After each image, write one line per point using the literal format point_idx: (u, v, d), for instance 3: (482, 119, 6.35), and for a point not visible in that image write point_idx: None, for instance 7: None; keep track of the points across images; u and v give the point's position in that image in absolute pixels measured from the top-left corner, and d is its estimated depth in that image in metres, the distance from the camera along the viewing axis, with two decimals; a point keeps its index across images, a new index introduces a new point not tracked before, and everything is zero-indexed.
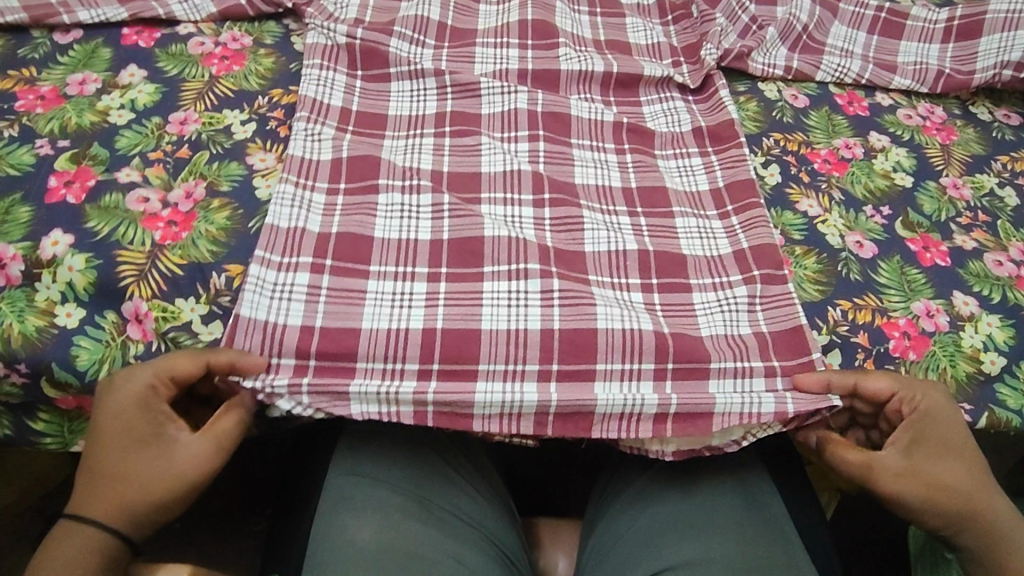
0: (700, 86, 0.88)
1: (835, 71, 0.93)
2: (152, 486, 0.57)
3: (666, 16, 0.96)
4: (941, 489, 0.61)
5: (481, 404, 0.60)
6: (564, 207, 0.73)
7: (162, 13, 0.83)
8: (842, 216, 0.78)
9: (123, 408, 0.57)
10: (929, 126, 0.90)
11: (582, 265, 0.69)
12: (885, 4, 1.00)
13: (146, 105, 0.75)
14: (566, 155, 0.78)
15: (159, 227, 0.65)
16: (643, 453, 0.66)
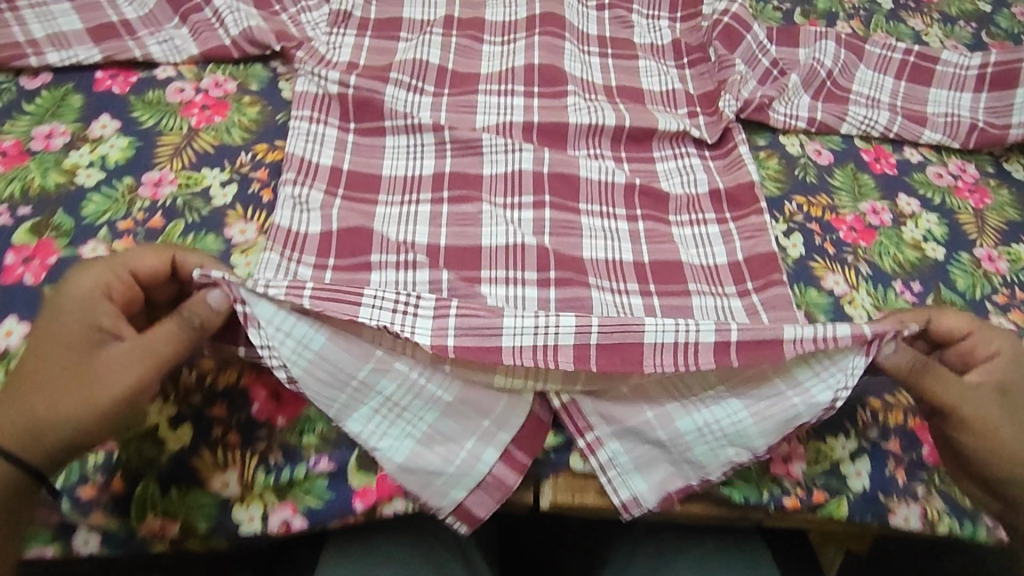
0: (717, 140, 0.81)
1: (861, 124, 0.87)
2: (78, 385, 0.49)
3: (682, 59, 0.89)
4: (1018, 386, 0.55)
5: (512, 334, 0.52)
6: (572, 287, 0.66)
7: (138, 56, 0.76)
8: (869, 294, 0.72)
9: (62, 311, 0.51)
10: (962, 186, 0.84)
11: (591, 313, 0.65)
12: (914, 47, 0.94)
13: (118, 163, 0.69)
14: (573, 225, 0.72)
15: None
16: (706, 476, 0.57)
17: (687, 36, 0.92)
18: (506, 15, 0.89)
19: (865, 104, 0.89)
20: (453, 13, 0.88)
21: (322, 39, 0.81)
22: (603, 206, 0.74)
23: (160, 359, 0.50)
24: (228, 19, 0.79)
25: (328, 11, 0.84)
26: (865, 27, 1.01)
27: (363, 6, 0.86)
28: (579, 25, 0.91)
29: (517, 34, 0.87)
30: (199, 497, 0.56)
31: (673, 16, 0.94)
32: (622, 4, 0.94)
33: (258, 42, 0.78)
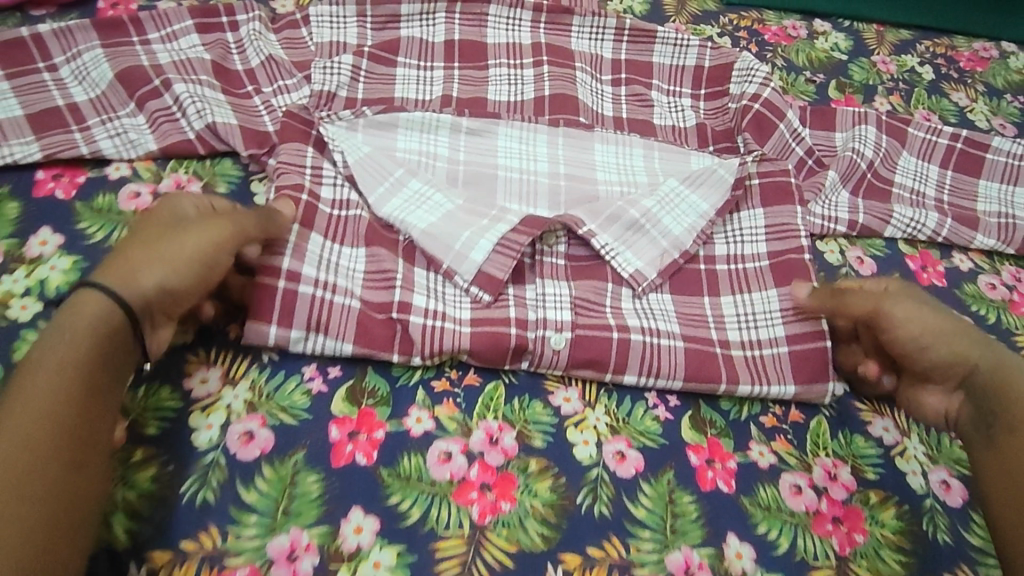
0: (784, 273, 0.70)
1: (907, 226, 0.78)
2: (147, 260, 0.52)
3: (707, 145, 0.81)
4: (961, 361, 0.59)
5: (534, 308, 0.64)
6: (594, 354, 0.61)
7: (86, 151, 0.66)
8: (922, 440, 0.64)
9: (155, 218, 0.56)
10: (1018, 299, 0.76)
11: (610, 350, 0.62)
12: (960, 132, 0.86)
13: (60, 289, 0.59)
14: (601, 357, 0.62)
15: None
16: (659, 347, 0.63)
17: (711, 120, 0.84)
18: (511, 94, 0.81)
19: (911, 200, 0.81)
20: (452, 92, 0.79)
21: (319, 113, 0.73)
22: (647, 356, 0.62)
23: (217, 243, 0.54)
24: (188, 106, 0.69)
25: (309, 93, 0.75)
26: (906, 103, 0.93)
27: (349, 84, 0.76)
28: (592, 105, 0.82)
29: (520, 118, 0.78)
30: None
31: (695, 96, 0.86)
32: (639, 79, 0.86)
33: (223, 141, 0.69)
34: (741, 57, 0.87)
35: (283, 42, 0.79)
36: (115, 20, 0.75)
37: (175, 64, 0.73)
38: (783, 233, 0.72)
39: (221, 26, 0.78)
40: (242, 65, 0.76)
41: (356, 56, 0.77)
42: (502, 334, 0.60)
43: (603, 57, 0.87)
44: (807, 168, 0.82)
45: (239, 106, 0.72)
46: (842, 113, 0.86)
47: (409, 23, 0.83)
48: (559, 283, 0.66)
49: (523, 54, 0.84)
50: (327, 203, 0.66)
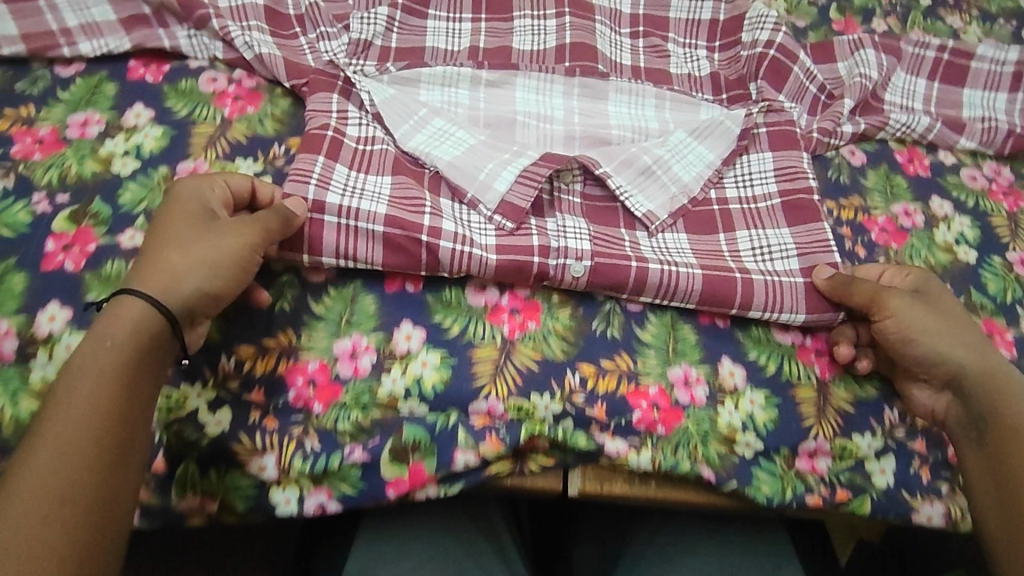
0: (795, 210, 0.71)
1: (899, 130, 0.84)
2: (179, 258, 0.54)
3: (721, 95, 0.80)
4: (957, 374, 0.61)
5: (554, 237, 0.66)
6: (614, 270, 0.64)
7: (168, 47, 0.76)
8: None
9: (179, 208, 0.58)
10: (996, 189, 0.83)
11: (627, 273, 0.64)
12: (947, 44, 0.91)
13: (153, 152, 0.69)
14: (620, 273, 0.64)
15: None
16: (677, 267, 0.64)
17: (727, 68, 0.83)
18: (534, 44, 0.80)
19: (901, 110, 0.87)
20: (479, 43, 0.80)
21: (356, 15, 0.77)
22: (664, 279, 0.64)
23: (245, 243, 0.56)
24: (237, 37, 0.74)
25: (348, 41, 0.77)
26: (902, 24, 0.99)
27: (384, 34, 0.77)
28: (611, 55, 0.82)
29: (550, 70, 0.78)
30: (238, 480, 0.57)
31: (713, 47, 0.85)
32: (656, 32, 0.85)
33: (270, 72, 0.74)
34: (753, 5, 0.84)
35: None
36: None
37: (230, 8, 0.76)
38: (793, 173, 0.73)
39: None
40: (294, 10, 0.78)
41: (391, 6, 0.78)
42: (525, 263, 0.63)
43: (622, 11, 0.85)
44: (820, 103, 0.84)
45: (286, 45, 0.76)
46: (839, 46, 0.89)
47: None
48: (577, 219, 0.68)
49: (547, 5, 0.82)
50: (352, 139, 0.68)
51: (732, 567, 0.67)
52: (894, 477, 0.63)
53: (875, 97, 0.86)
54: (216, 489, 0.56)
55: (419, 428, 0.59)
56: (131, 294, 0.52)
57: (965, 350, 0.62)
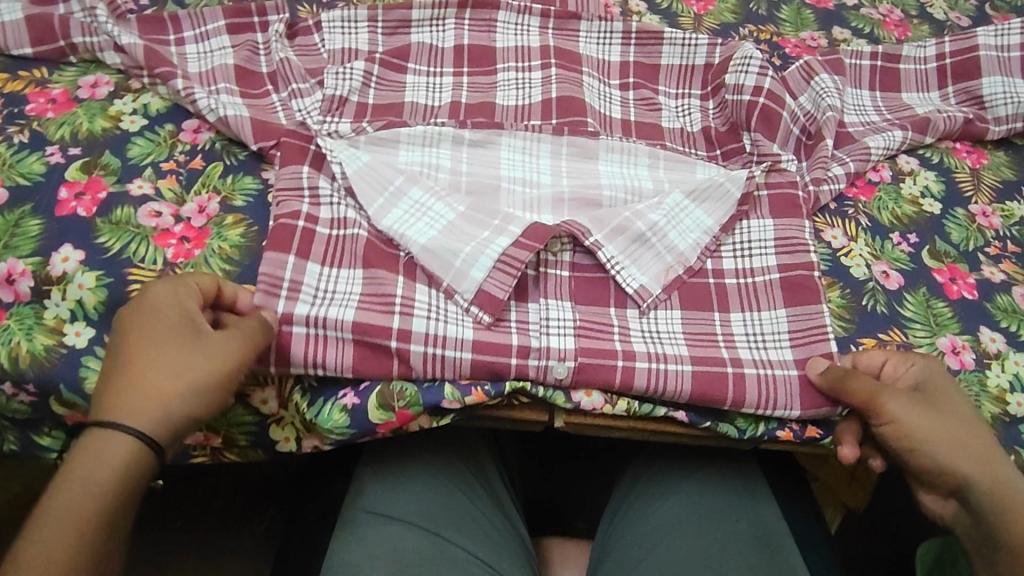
0: (791, 292, 0.68)
1: (884, 148, 0.83)
2: (155, 380, 0.52)
3: (715, 150, 0.81)
4: (969, 468, 0.59)
5: (538, 337, 0.63)
6: (599, 375, 0.62)
7: (172, 43, 0.78)
8: (867, 244, 0.76)
9: (156, 317, 0.54)
10: (959, 148, 0.87)
11: (612, 374, 0.62)
12: (878, 50, 0.92)
13: (159, 111, 0.73)
14: (603, 377, 0.62)
15: (171, 245, 0.64)
16: (664, 377, 0.62)
17: (716, 117, 0.83)
18: (519, 98, 0.80)
19: (868, 130, 0.85)
20: (461, 98, 0.80)
21: (341, 36, 0.81)
22: (651, 383, 0.62)
23: (224, 373, 0.54)
24: (201, 101, 0.71)
25: (321, 97, 0.76)
26: None
27: (361, 90, 0.77)
28: (600, 109, 0.81)
29: (531, 122, 0.78)
30: (239, 416, 0.61)
31: (703, 95, 0.84)
32: (646, 84, 0.85)
33: (236, 133, 0.70)
34: (741, 47, 0.83)
35: (298, 50, 0.80)
36: (155, 17, 0.78)
37: (201, 73, 0.75)
38: (788, 205, 0.73)
39: (253, 26, 0.80)
40: (267, 67, 0.77)
41: (368, 62, 0.79)
42: (502, 365, 0.61)
43: (610, 61, 0.86)
44: (804, 145, 0.82)
45: (255, 104, 0.74)
46: (791, 75, 0.86)
47: (419, 26, 0.83)
48: (563, 305, 0.66)
49: (530, 57, 0.83)
50: (326, 224, 0.66)
51: (712, 495, 0.69)
52: None
53: (842, 126, 0.84)
54: (218, 426, 0.61)
55: (407, 380, 0.61)
56: (103, 431, 0.50)
57: (976, 446, 0.60)
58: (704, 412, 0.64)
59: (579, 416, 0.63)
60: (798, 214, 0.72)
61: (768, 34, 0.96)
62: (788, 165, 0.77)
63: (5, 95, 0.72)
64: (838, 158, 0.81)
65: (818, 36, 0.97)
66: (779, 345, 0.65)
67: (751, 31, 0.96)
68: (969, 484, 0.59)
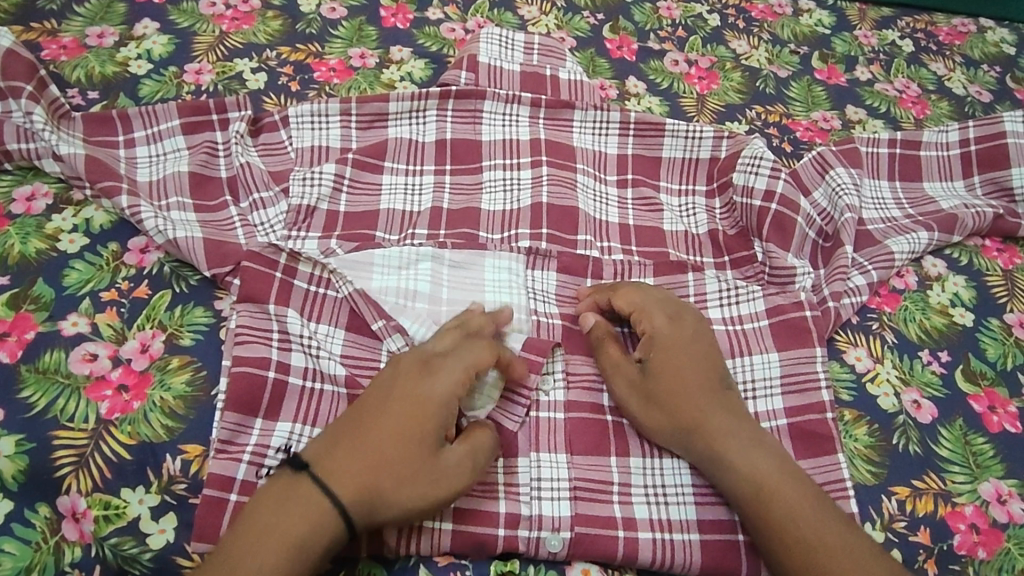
0: (807, 438, 0.62)
1: (910, 249, 0.75)
2: (385, 459, 0.50)
3: (723, 257, 0.73)
4: (689, 416, 0.56)
5: (528, 504, 0.55)
6: (598, 548, 0.54)
7: (122, 144, 0.71)
8: (895, 366, 0.69)
9: (423, 406, 0.51)
10: (989, 245, 0.80)
11: (613, 547, 0.54)
12: (896, 136, 0.85)
13: (103, 227, 0.65)
14: (604, 549, 0.54)
15: (107, 397, 0.56)
16: (670, 549, 0.54)
17: (724, 220, 0.75)
18: (506, 202, 0.72)
19: (890, 229, 0.77)
20: (442, 203, 0.71)
21: (309, 130, 0.73)
22: (658, 556, 0.54)
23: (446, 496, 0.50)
24: (148, 222, 0.64)
25: (286, 208, 0.68)
26: (885, 72, 0.96)
27: (331, 196, 0.69)
28: (595, 212, 0.74)
29: (519, 231, 0.70)
30: None
31: (709, 193, 0.77)
32: (647, 180, 0.78)
33: (186, 256, 0.62)
34: (750, 143, 0.75)
35: (261, 149, 0.73)
36: (103, 116, 0.71)
37: (150, 183, 0.68)
38: (794, 332, 0.65)
39: (211, 124, 0.73)
40: (226, 171, 0.70)
41: (339, 163, 0.71)
42: (488, 538, 0.53)
43: (607, 153, 0.78)
44: (821, 250, 0.75)
45: (208, 219, 0.67)
46: (804, 168, 0.79)
47: (396, 121, 0.75)
48: (557, 456, 0.58)
49: (520, 151, 0.75)
50: (298, 373, 0.57)
51: None
52: None
53: (861, 225, 0.77)
54: None
55: (377, 563, 0.53)
56: (321, 485, 0.48)
57: (708, 402, 0.57)
58: None
59: None
60: (807, 342, 0.65)
61: (777, 115, 0.88)
62: (804, 278, 0.70)
63: None
64: (858, 264, 0.74)
65: (830, 117, 0.89)
66: None
67: (759, 112, 0.88)
68: (689, 432, 0.56)
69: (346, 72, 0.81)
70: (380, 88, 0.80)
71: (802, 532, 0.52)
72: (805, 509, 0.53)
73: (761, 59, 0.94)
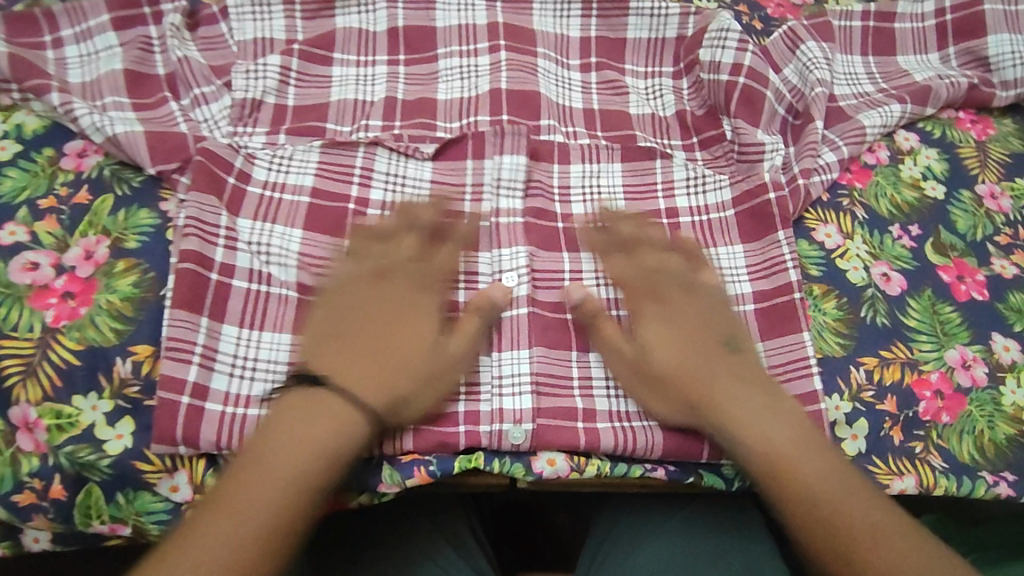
0: (771, 321, 0.61)
1: (882, 123, 0.73)
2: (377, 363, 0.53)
3: (691, 138, 0.70)
4: (782, 469, 0.50)
5: (490, 394, 0.55)
6: (560, 433, 0.54)
7: (48, 43, 0.66)
8: (865, 241, 0.68)
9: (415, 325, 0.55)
10: (963, 117, 0.78)
11: (575, 434, 0.54)
12: (870, 9, 0.81)
13: (36, 132, 0.62)
14: (567, 429, 0.54)
15: (52, 305, 0.54)
16: (630, 435, 0.54)
17: (692, 100, 0.72)
18: (465, 90, 0.69)
19: (862, 104, 0.75)
20: (397, 92, 0.68)
21: (250, 20, 0.69)
22: (619, 442, 0.54)
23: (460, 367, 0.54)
24: (84, 119, 0.60)
25: (230, 103, 0.65)
26: None
27: (278, 89, 0.66)
28: (558, 98, 0.70)
29: (478, 118, 0.67)
30: (149, 503, 0.51)
31: (676, 74, 0.74)
32: (612, 64, 0.74)
33: (128, 152, 0.60)
34: (718, 16, 0.72)
35: (202, 43, 0.69)
36: (26, 15, 0.66)
37: (83, 85, 0.65)
38: (759, 216, 0.64)
39: (143, 18, 0.68)
40: (163, 68, 0.66)
41: (284, 55, 0.67)
42: (452, 427, 0.53)
43: (569, 37, 0.75)
44: (791, 127, 0.73)
45: (148, 117, 0.63)
46: (773, 43, 0.75)
47: (344, 10, 0.71)
48: (518, 350, 0.56)
49: (477, 37, 0.71)
50: (243, 276, 0.56)
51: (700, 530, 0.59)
52: (864, 442, 0.58)
53: (832, 101, 0.75)
54: (125, 515, 0.50)
55: None
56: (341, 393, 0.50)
57: (781, 438, 0.51)
58: (686, 467, 0.55)
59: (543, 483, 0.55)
60: (773, 227, 0.63)
61: None
62: (771, 156, 0.67)
63: None
64: (829, 141, 0.72)
65: None
66: None
67: None
68: (783, 476, 0.50)
69: None
70: None
71: (810, 492, 0.49)
72: (817, 484, 0.49)
73: None
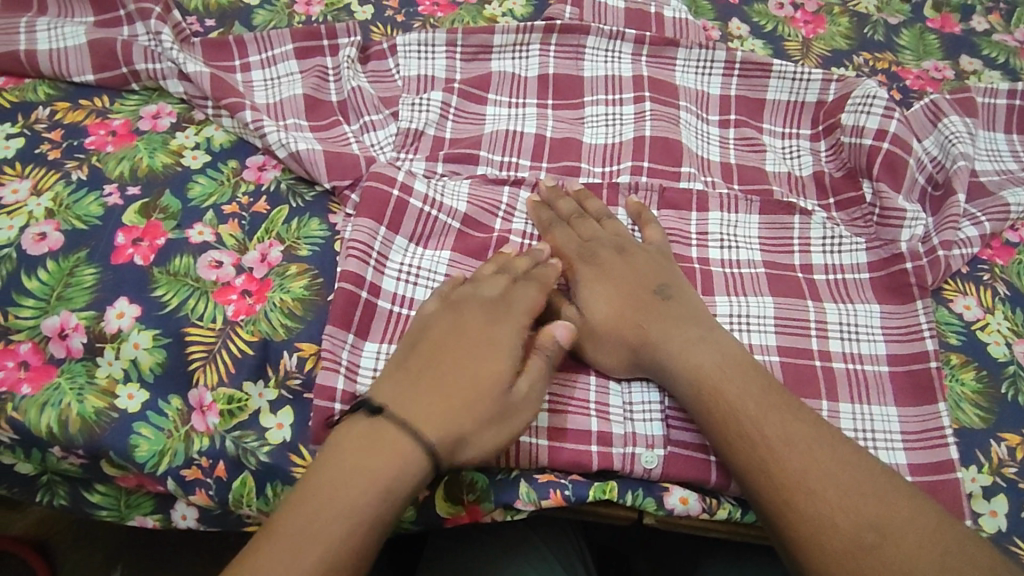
0: (912, 387, 0.60)
1: None
2: (470, 354, 0.52)
3: (828, 198, 0.71)
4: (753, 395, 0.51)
5: (621, 422, 0.56)
6: (688, 467, 0.54)
7: (238, 66, 0.74)
8: (1007, 317, 0.66)
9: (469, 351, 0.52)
10: None
11: (703, 472, 0.54)
12: (1016, 87, 0.81)
13: (223, 145, 0.68)
14: (697, 468, 0.55)
15: (232, 301, 0.59)
16: None
17: (830, 162, 0.73)
18: (609, 136, 0.72)
19: (1004, 181, 0.75)
20: (546, 132, 0.72)
21: (416, 58, 0.75)
22: None
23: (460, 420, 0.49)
24: (271, 136, 0.66)
25: (396, 131, 0.70)
26: (1005, 22, 0.90)
27: (438, 122, 0.71)
28: (697, 150, 0.73)
29: (621, 165, 0.70)
30: None
31: (814, 136, 0.75)
32: (750, 122, 0.76)
33: (308, 168, 0.65)
34: (861, 84, 0.74)
35: (370, 75, 0.75)
36: (221, 41, 0.74)
37: (268, 105, 0.71)
38: (898, 285, 0.64)
39: (322, 50, 0.75)
40: (337, 96, 0.72)
41: (445, 92, 0.72)
42: (583, 455, 0.54)
43: (709, 93, 0.77)
44: (930, 198, 0.72)
45: (323, 137, 0.69)
46: (915, 116, 0.76)
47: (501, 55, 0.76)
48: (648, 388, 0.58)
49: (623, 88, 0.75)
50: (388, 297, 0.60)
51: None
52: (1005, 521, 0.56)
53: (973, 176, 0.75)
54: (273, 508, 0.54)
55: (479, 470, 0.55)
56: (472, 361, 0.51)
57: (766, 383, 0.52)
58: None
59: (667, 520, 0.56)
60: (911, 297, 0.63)
61: (885, 62, 0.85)
62: (914, 224, 0.67)
63: (66, 126, 0.68)
64: (970, 215, 0.71)
65: (942, 66, 0.86)
66: (892, 444, 0.58)
67: (867, 58, 0.85)
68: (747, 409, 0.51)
69: (450, 7, 0.82)
70: (482, 23, 0.81)
71: (775, 421, 0.50)
72: (796, 453, 0.48)
73: (871, 5, 0.91)
